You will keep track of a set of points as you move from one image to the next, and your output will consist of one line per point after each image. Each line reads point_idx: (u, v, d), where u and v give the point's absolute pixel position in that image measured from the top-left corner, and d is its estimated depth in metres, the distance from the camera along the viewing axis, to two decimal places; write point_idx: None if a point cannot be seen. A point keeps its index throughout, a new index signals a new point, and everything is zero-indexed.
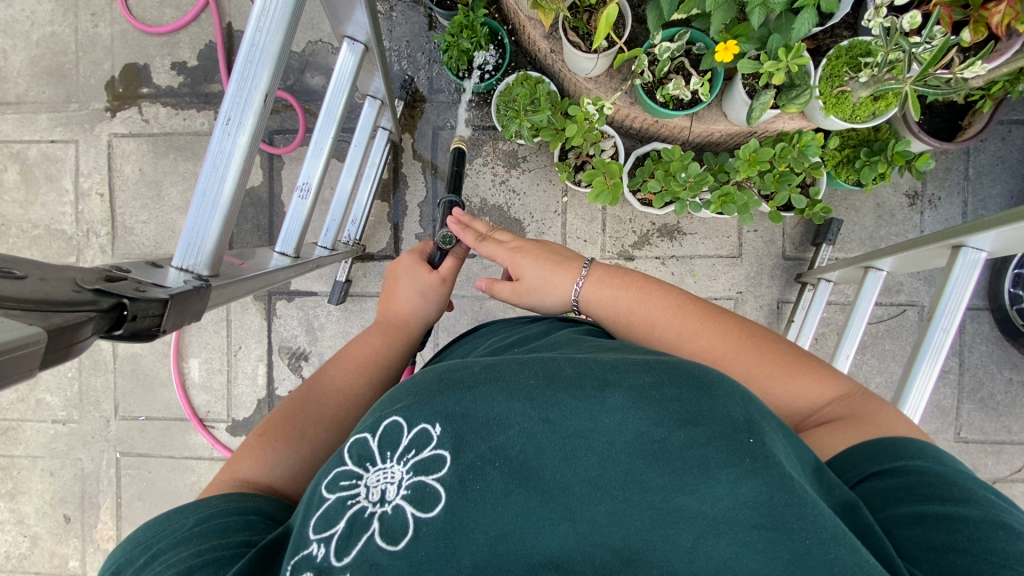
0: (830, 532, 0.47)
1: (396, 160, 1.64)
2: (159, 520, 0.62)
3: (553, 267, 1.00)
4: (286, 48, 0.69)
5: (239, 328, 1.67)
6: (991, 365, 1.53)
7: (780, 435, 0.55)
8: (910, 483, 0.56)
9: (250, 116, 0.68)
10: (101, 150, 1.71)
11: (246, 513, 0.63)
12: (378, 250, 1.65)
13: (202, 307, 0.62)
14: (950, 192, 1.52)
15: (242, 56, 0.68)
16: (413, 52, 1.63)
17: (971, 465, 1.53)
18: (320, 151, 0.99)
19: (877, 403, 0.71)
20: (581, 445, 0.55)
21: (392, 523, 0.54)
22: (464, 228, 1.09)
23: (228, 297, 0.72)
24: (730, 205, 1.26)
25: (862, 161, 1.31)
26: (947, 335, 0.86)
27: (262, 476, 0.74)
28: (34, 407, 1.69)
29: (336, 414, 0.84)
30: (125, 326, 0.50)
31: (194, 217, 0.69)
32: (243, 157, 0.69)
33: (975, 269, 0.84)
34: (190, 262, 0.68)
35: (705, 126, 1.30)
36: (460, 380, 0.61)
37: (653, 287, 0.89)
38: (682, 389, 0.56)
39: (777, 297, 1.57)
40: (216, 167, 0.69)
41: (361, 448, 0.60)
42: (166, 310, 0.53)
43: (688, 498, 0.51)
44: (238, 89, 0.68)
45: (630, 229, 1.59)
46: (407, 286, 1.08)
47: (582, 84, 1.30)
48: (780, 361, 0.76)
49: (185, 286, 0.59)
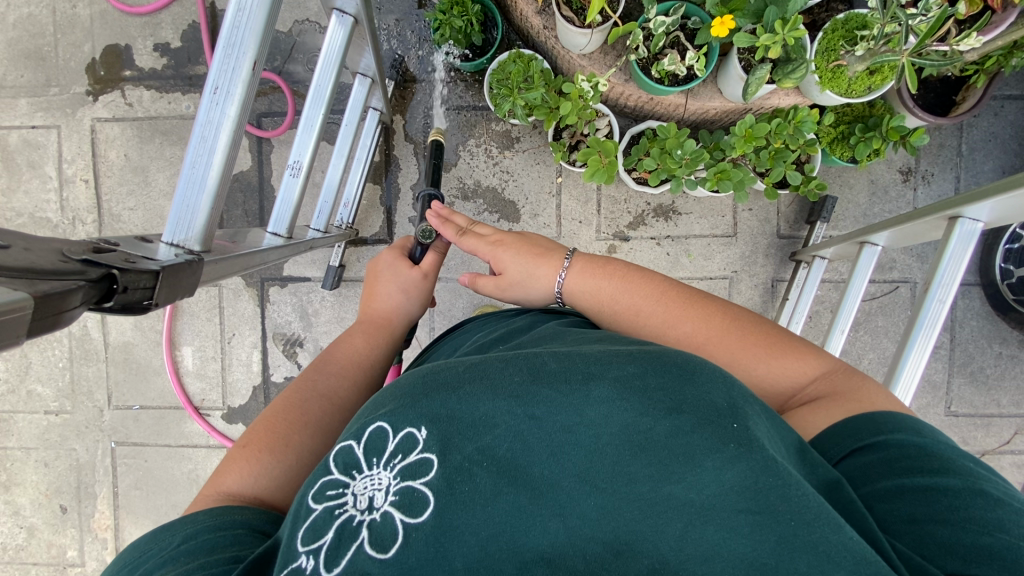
0: (814, 512, 0.48)
1: (387, 142, 1.62)
2: (147, 539, 0.61)
3: (536, 259, 0.99)
4: (275, 14, 0.67)
5: (232, 314, 1.65)
6: (981, 340, 1.55)
7: (764, 419, 0.56)
8: (891, 457, 0.56)
9: (239, 85, 0.67)
10: (84, 135, 1.67)
11: (234, 528, 0.63)
12: (371, 234, 1.63)
13: (195, 282, 0.61)
14: (943, 168, 1.52)
15: (228, 22, 0.66)
16: (403, 31, 1.60)
17: (960, 438, 1.55)
18: (311, 126, 0.96)
19: (858, 378, 0.70)
20: (569, 439, 0.54)
21: (381, 532, 0.54)
22: (444, 222, 1.09)
23: (220, 274, 0.71)
24: (726, 181, 1.26)
25: (857, 137, 1.31)
26: (943, 307, 0.86)
27: (247, 487, 0.72)
28: (25, 398, 1.67)
29: (320, 418, 0.83)
30: (115, 299, 0.49)
31: (184, 190, 0.67)
32: (233, 128, 0.67)
33: (971, 241, 0.85)
34: (180, 238, 0.66)
35: (700, 103, 1.29)
36: (444, 381, 0.60)
37: (636, 275, 0.89)
38: (665, 378, 0.56)
39: (771, 276, 1.57)
40: (204, 138, 0.67)
41: (346, 456, 0.59)
42: (157, 282, 0.52)
43: (675, 487, 0.51)
44: (226, 57, 0.67)
45: (625, 210, 1.58)
46: (388, 283, 1.07)
47: (576, 61, 1.28)
48: (762, 343, 0.76)
49: (176, 260, 0.58)
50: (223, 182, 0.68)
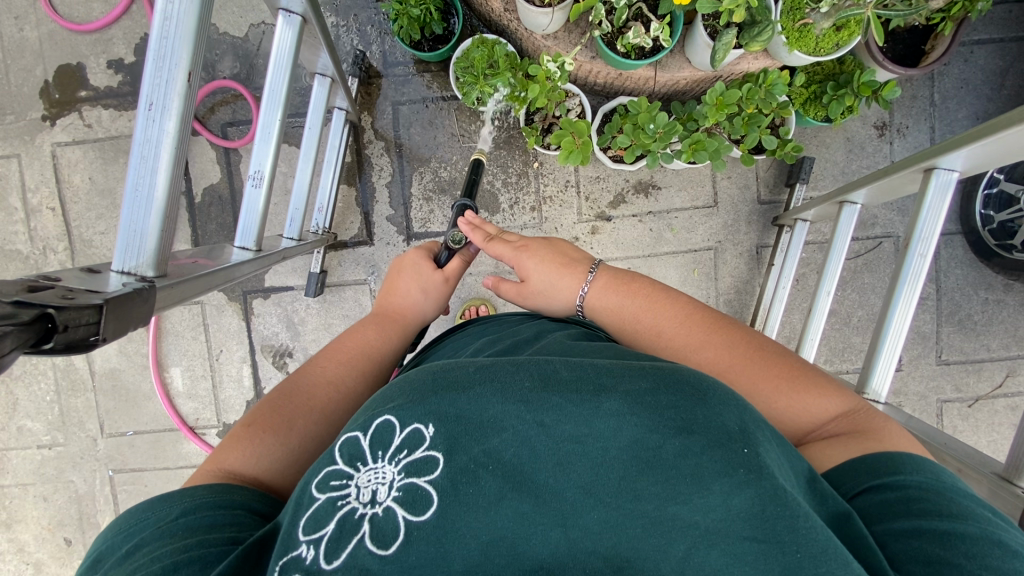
0: (821, 546, 0.47)
1: (358, 141, 1.59)
2: (143, 508, 0.59)
3: (561, 270, 0.98)
4: (203, 20, 0.64)
5: (218, 331, 1.63)
6: (967, 288, 1.56)
7: (775, 444, 0.55)
8: (908, 497, 0.56)
9: (174, 99, 0.64)
10: (46, 162, 1.62)
11: (233, 508, 0.61)
12: (350, 237, 1.61)
13: (148, 311, 0.59)
14: (917, 119, 1.52)
15: (156, 35, 0.63)
16: (362, 25, 1.57)
17: (953, 385, 1.58)
18: (268, 134, 0.93)
19: (880, 419, 0.69)
20: (575, 450, 0.54)
21: (383, 527, 0.53)
22: (473, 228, 1.08)
23: (182, 297, 0.68)
24: (702, 152, 1.24)
25: (829, 96, 1.30)
26: (924, 260, 0.86)
27: (247, 467, 0.70)
28: (16, 435, 1.65)
29: (327, 406, 0.81)
30: (56, 339, 0.47)
31: (129, 213, 0.64)
32: (173, 144, 0.65)
33: (947, 191, 0.84)
34: (132, 264, 0.64)
35: (670, 75, 1.27)
36: (454, 381, 0.59)
37: (662, 297, 0.88)
38: (678, 396, 0.56)
39: (755, 243, 1.57)
40: (144, 158, 0.64)
41: (352, 447, 0.58)
42: (101, 316, 0.50)
43: (680, 508, 0.51)
44: (157, 70, 0.64)
45: (605, 189, 1.57)
46: (409, 280, 1.07)
47: (540, 41, 1.26)
48: (787, 376, 0.74)
49: (124, 289, 0.56)
50: (170, 202, 0.66)
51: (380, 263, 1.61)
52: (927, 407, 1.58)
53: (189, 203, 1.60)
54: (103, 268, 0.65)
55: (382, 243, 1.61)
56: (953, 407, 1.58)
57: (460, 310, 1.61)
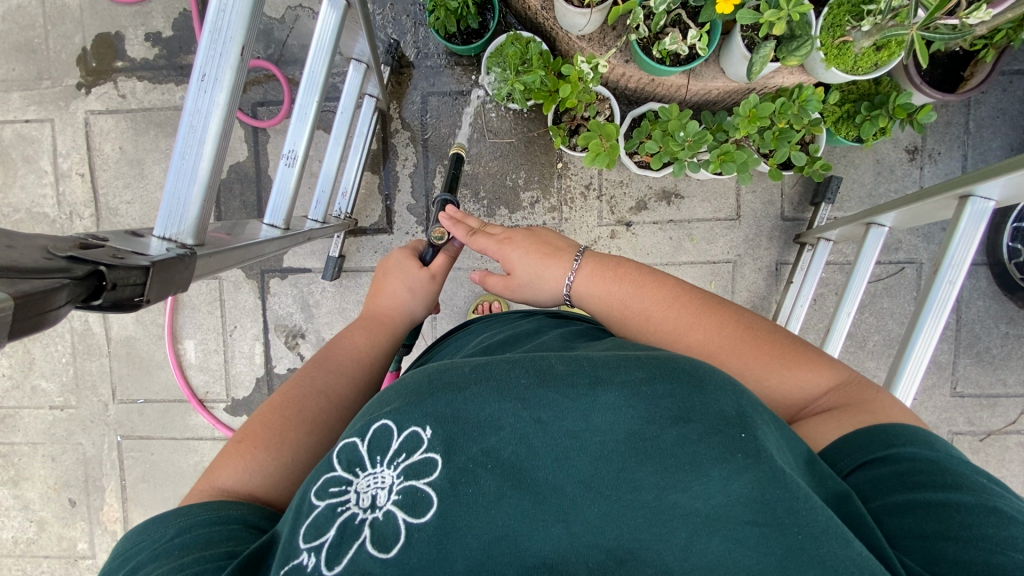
0: (822, 526, 0.48)
1: (385, 129, 1.60)
2: (140, 531, 0.60)
3: (545, 259, 0.97)
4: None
5: (233, 307, 1.65)
6: (988, 320, 1.54)
7: (773, 428, 0.56)
8: (903, 471, 0.56)
9: (227, 72, 0.65)
10: (78, 128, 1.65)
11: (230, 523, 0.62)
12: (370, 224, 1.62)
13: (188, 277, 0.60)
14: (950, 145, 1.49)
15: (215, 6, 0.64)
16: (398, 14, 1.58)
17: (965, 418, 1.55)
18: (305, 115, 0.94)
19: (872, 391, 0.69)
20: (574, 444, 0.54)
21: (384, 530, 0.53)
22: (455, 223, 1.07)
23: (214, 268, 0.69)
24: (729, 163, 1.24)
25: (863, 116, 1.29)
26: (953, 288, 0.84)
27: (242, 483, 0.71)
28: (30, 394, 1.68)
29: (317, 414, 0.82)
30: (104, 296, 0.48)
31: (174, 182, 0.65)
32: (222, 116, 0.66)
33: (982, 220, 0.83)
34: (173, 231, 0.65)
35: (702, 84, 1.27)
36: (450, 381, 0.59)
37: (648, 280, 0.87)
38: (674, 385, 0.56)
39: (775, 259, 1.55)
40: (194, 128, 0.65)
41: (350, 453, 0.59)
42: (148, 278, 0.51)
43: (680, 496, 0.51)
44: (212, 42, 0.65)
45: (628, 194, 1.56)
46: (396, 281, 1.07)
47: (575, 42, 1.25)
48: (776, 353, 0.74)
49: (168, 254, 0.57)
50: (213, 173, 0.67)
51: None
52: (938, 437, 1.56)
53: None
54: (144, 233, 0.67)
55: (401, 233, 1.61)
56: (964, 439, 1.55)
57: (473, 304, 1.62)
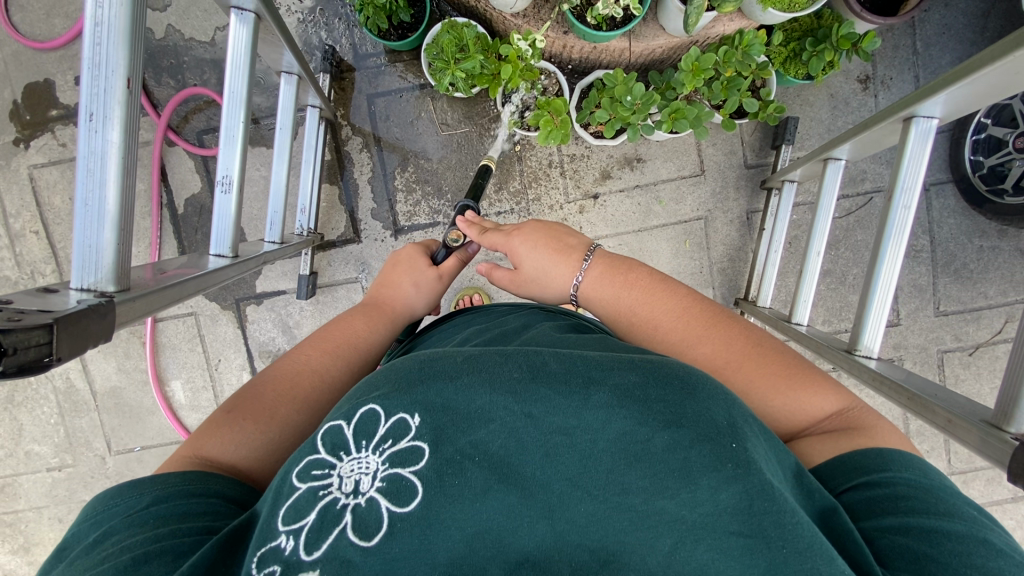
0: (807, 542, 0.47)
1: (336, 138, 1.57)
2: (113, 494, 0.59)
3: (554, 255, 0.95)
4: (138, 20, 0.61)
5: (215, 340, 1.63)
6: (961, 237, 1.55)
7: (763, 440, 0.55)
8: (897, 495, 0.57)
9: (115, 107, 0.61)
10: (24, 185, 1.60)
11: (208, 496, 0.61)
12: (337, 236, 1.59)
13: (107, 328, 0.58)
14: (901, 69, 1.49)
15: (88, 41, 0.60)
16: (329, 19, 1.54)
17: (952, 335, 1.57)
18: (232, 137, 0.90)
19: (874, 418, 0.69)
20: (563, 441, 0.54)
21: (365, 518, 0.52)
22: (471, 225, 1.08)
23: (146, 310, 0.66)
24: (682, 121, 1.21)
25: (809, 53, 1.28)
26: (908, 212, 0.85)
27: (225, 454, 0.70)
28: (25, 459, 1.65)
29: (310, 394, 0.80)
30: (4, 362, 0.46)
31: (81, 229, 0.61)
32: (121, 155, 0.62)
33: (928, 138, 0.82)
34: (90, 280, 0.61)
35: (645, 44, 1.24)
36: (441, 370, 0.59)
37: (659, 288, 0.85)
38: (666, 390, 0.55)
39: (745, 208, 1.55)
40: (91, 172, 0.61)
41: (335, 436, 0.58)
42: (53, 335, 0.50)
43: (667, 502, 0.51)
44: (93, 77, 0.60)
45: (590, 166, 1.55)
46: (405, 276, 1.07)
47: (510, 20, 1.23)
48: (784, 374, 0.73)
49: (79, 307, 0.55)
50: (123, 214, 0.63)
51: (370, 260, 1.59)
52: (928, 358, 1.58)
53: (172, 214, 1.58)
54: (61, 287, 0.63)
55: (370, 240, 1.59)
56: (954, 356, 1.57)
57: (454, 300, 1.60)
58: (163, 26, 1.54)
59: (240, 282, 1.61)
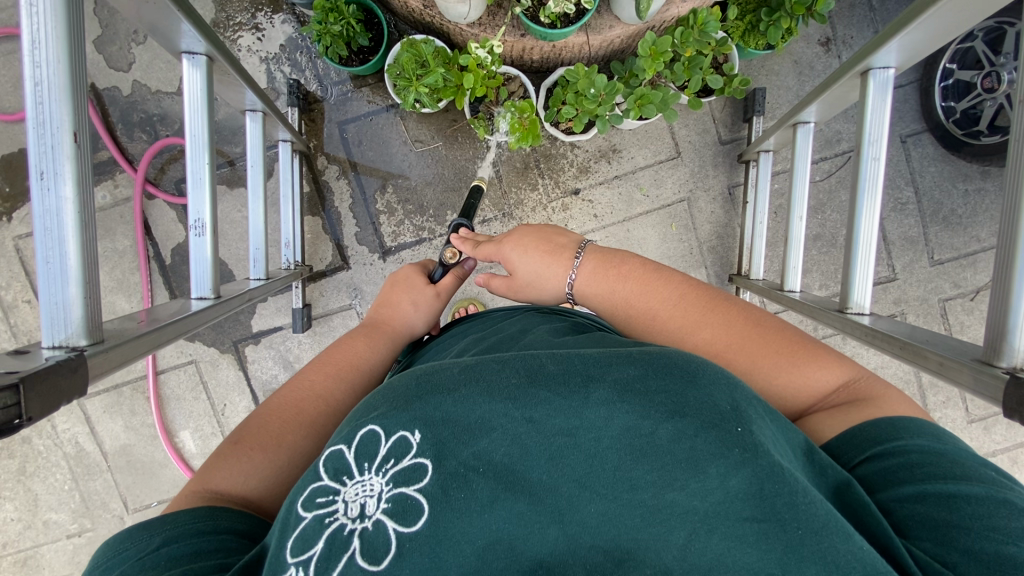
0: (822, 521, 0.48)
1: (312, 170, 1.58)
2: (122, 538, 0.58)
3: (545, 257, 0.95)
4: (77, 73, 0.62)
5: (217, 385, 1.63)
6: (945, 183, 1.55)
7: (768, 421, 0.55)
8: (911, 462, 0.56)
9: (65, 163, 0.61)
10: (11, 257, 1.61)
11: (219, 533, 0.60)
12: (326, 265, 1.59)
13: (81, 381, 0.58)
14: (860, 27, 1.49)
15: (29, 99, 0.60)
16: (292, 54, 1.56)
17: (951, 282, 1.56)
18: (200, 181, 0.91)
19: (881, 387, 0.68)
20: (567, 443, 0.53)
21: (373, 541, 0.52)
22: (464, 241, 1.11)
23: (122, 359, 0.66)
24: (649, 106, 1.21)
25: (767, 23, 1.27)
26: (879, 163, 0.85)
27: (235, 486, 0.69)
28: (44, 529, 1.64)
29: (315, 419, 0.80)
30: None
31: (46, 287, 0.61)
32: (77, 210, 0.62)
33: (887, 89, 0.83)
34: (61, 337, 0.62)
35: (601, 35, 1.24)
36: (439, 384, 0.58)
37: (653, 277, 0.85)
38: (667, 380, 0.55)
39: (726, 184, 1.55)
40: (48, 230, 0.61)
41: (336, 461, 0.57)
42: (20, 395, 0.50)
43: (678, 494, 0.50)
44: (38, 136, 0.60)
45: (568, 163, 1.55)
46: (401, 296, 1.07)
47: (467, 31, 1.24)
48: (786, 351, 0.72)
49: (48, 363, 0.56)
50: (87, 269, 0.63)
51: (362, 285, 1.59)
52: (931, 309, 1.57)
53: (160, 265, 1.59)
54: (33, 346, 0.63)
55: (359, 265, 1.59)
56: (956, 303, 1.56)
57: (451, 314, 1.60)
58: (129, 83, 1.56)
59: (235, 324, 1.61)
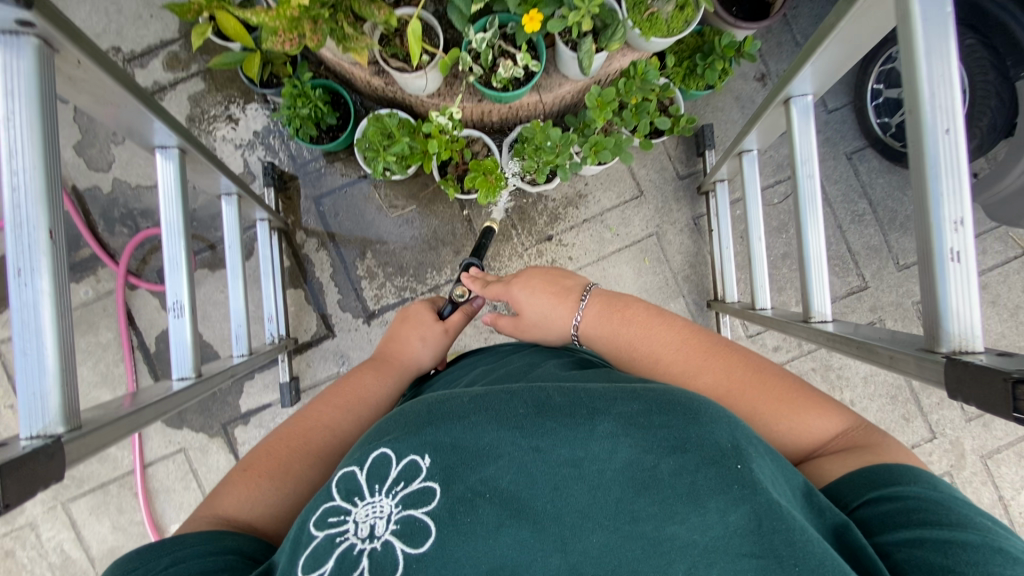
0: (819, 559, 0.46)
1: (292, 245, 1.61)
2: (131, 558, 0.57)
3: (554, 299, 0.96)
4: (53, 177, 0.65)
5: (208, 472, 1.58)
6: (895, 192, 1.63)
7: (769, 459, 0.56)
8: (908, 508, 0.56)
9: (42, 259, 0.64)
10: None
11: (225, 553, 0.59)
12: (311, 336, 1.60)
13: (57, 468, 0.59)
14: (789, 61, 1.62)
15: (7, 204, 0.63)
16: (265, 138, 1.64)
17: None
18: (177, 265, 0.94)
19: (878, 434, 0.70)
20: (571, 474, 0.54)
21: (382, 562, 0.51)
22: (474, 280, 1.08)
23: (99, 443, 0.66)
24: (604, 151, 1.29)
25: (702, 67, 1.38)
26: (813, 180, 0.93)
27: (241, 512, 0.70)
28: None
29: (323, 449, 0.80)
30: None
31: (23, 379, 0.62)
32: (53, 302, 0.64)
33: (809, 113, 0.90)
34: (38, 427, 0.62)
35: (553, 92, 1.34)
36: (449, 410, 0.59)
37: (657, 322, 0.88)
38: (669, 416, 0.56)
39: (690, 216, 1.62)
40: (25, 324, 0.63)
41: (349, 482, 0.57)
42: None
43: (678, 528, 0.51)
44: (16, 237, 0.63)
45: (539, 212, 1.61)
46: (410, 333, 1.06)
47: (427, 101, 1.33)
48: (786, 397, 0.74)
49: (24, 451, 0.57)
50: (64, 359, 0.64)
51: (348, 352, 1.60)
52: (906, 313, 1.61)
53: (145, 354, 1.59)
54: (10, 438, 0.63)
55: (344, 332, 1.60)
56: None
57: None
58: (110, 181, 1.61)
59: (223, 406, 1.60)
